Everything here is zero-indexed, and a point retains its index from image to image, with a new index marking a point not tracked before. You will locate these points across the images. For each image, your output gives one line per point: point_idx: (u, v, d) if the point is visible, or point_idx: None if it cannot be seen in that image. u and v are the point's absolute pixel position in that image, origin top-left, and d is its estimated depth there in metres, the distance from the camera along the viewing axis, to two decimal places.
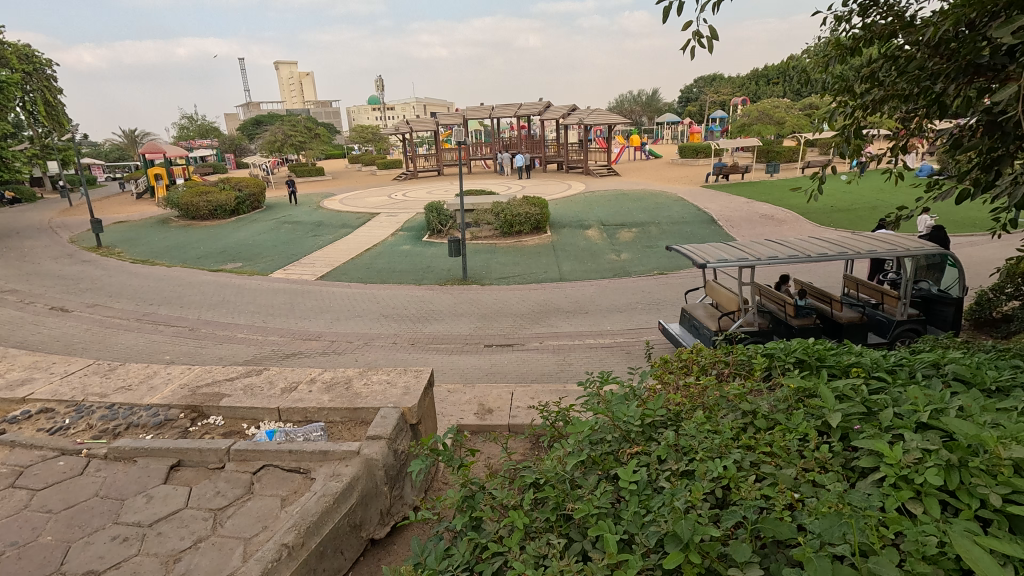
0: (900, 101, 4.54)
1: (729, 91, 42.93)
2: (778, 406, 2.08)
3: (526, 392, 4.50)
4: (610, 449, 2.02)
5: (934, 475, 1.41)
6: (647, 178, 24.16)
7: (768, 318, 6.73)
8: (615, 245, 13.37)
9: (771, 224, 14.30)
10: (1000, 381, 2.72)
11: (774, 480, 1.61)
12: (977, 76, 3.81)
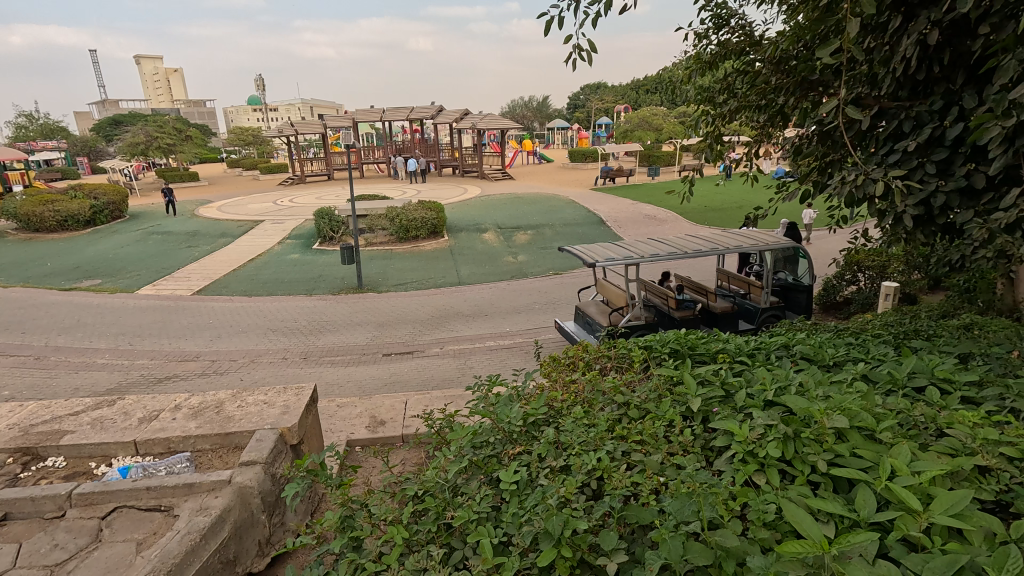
0: (751, 111, 5.07)
1: (612, 98, 45.47)
2: (649, 395, 2.21)
3: (420, 401, 4.41)
4: (494, 451, 2.04)
5: (773, 448, 1.57)
6: (541, 181, 24.89)
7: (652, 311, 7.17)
8: (511, 247, 13.59)
9: (654, 223, 15.31)
10: (837, 357, 3.11)
11: (641, 467, 1.71)
12: (810, 91, 4.38)
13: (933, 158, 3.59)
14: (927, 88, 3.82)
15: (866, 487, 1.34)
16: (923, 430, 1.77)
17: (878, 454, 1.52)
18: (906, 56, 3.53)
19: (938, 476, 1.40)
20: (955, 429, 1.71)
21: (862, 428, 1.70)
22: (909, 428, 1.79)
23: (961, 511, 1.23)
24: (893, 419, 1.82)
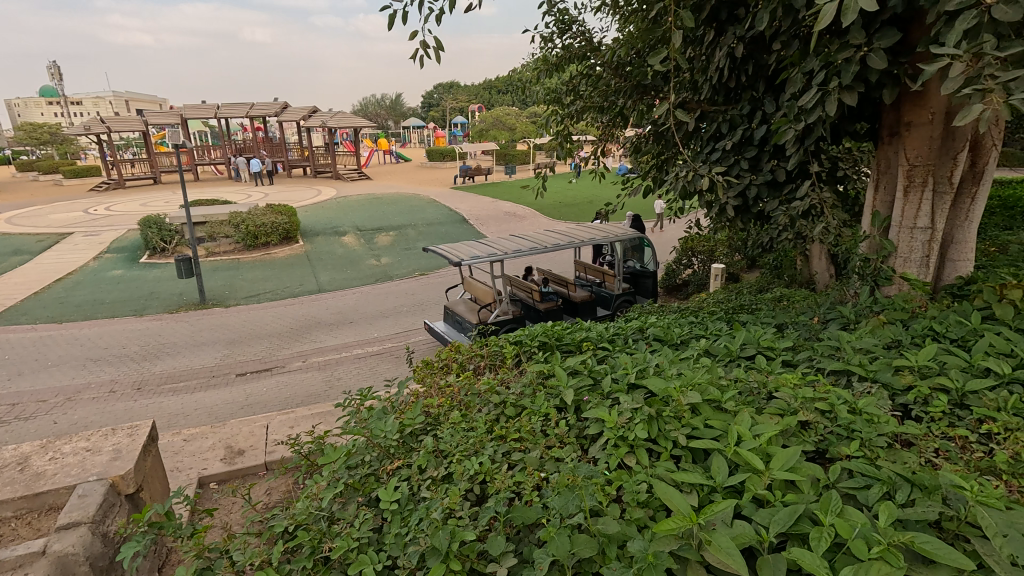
0: (596, 112, 5.43)
1: (466, 97, 45.95)
2: (524, 391, 2.25)
3: (284, 422, 4.06)
4: (370, 470, 1.93)
5: (640, 429, 1.68)
6: (400, 181, 24.39)
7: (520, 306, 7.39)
8: (374, 249, 13.13)
9: (514, 220, 15.77)
10: (683, 336, 3.45)
11: (522, 465, 1.72)
12: (645, 95, 4.81)
13: (746, 156, 4.14)
14: (737, 94, 4.40)
15: (720, 455, 1.49)
16: (758, 395, 2.02)
17: (726, 423, 1.70)
18: (720, 66, 4.02)
19: (773, 436, 1.60)
20: (781, 391, 1.97)
21: (711, 401, 1.89)
22: (746, 394, 2.03)
23: (793, 465, 1.42)
24: (733, 388, 2.05)
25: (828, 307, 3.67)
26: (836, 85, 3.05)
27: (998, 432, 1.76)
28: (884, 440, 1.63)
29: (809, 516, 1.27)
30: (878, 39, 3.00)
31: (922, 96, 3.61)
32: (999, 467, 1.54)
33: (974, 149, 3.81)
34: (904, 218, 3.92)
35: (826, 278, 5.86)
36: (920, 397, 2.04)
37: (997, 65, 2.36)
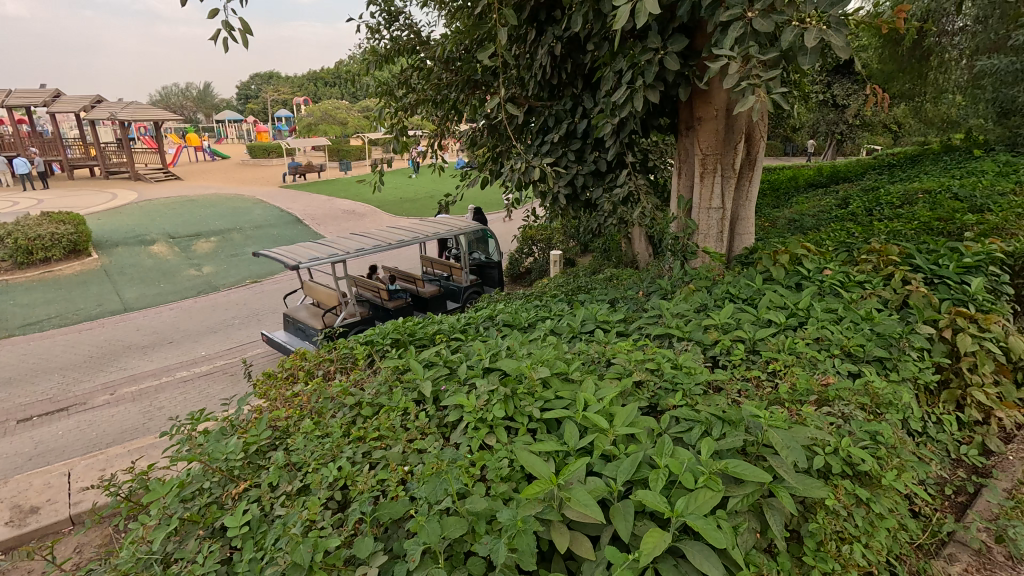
0: (429, 106, 5.42)
1: (288, 89, 42.67)
2: (380, 389, 2.19)
3: (91, 467, 3.44)
4: (212, 498, 1.73)
5: (497, 409, 1.74)
6: (218, 180, 21.90)
7: (367, 306, 7.14)
8: (191, 258, 11.64)
9: (353, 218, 15.13)
10: (530, 319, 3.63)
11: (384, 463, 1.68)
12: (477, 89, 4.93)
13: (573, 147, 4.47)
14: (561, 91, 4.72)
15: (571, 421, 1.61)
16: (599, 363, 2.22)
17: (573, 392, 1.83)
18: (543, 63, 4.28)
19: (613, 398, 1.76)
20: (617, 357, 2.19)
21: (559, 374, 2.03)
22: (589, 364, 2.22)
23: (632, 420, 1.58)
24: (577, 360, 2.23)
25: (650, 281, 4.13)
26: (642, 83, 3.42)
27: (779, 369, 2.16)
28: (699, 388, 1.90)
29: (648, 461, 1.43)
30: (671, 45, 3.44)
31: (708, 95, 4.21)
32: (782, 396, 1.90)
33: (748, 140, 4.56)
34: (702, 199, 4.56)
35: (647, 257, 6.59)
36: (724, 349, 2.41)
37: (758, 67, 2.84)
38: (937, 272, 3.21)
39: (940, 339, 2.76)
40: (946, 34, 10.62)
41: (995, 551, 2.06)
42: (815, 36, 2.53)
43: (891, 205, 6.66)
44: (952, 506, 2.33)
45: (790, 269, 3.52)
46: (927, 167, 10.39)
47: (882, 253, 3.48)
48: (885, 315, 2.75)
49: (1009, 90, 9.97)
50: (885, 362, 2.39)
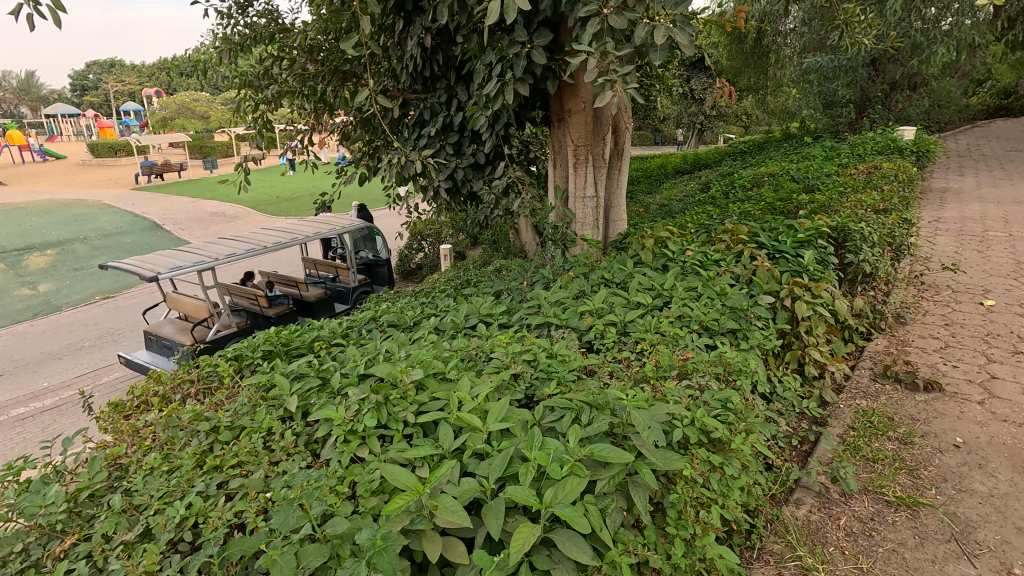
0: (295, 98, 5.06)
1: (134, 78, 37.99)
2: (242, 410, 2.00)
3: None
4: (29, 562, 1.47)
5: (368, 418, 1.65)
6: (53, 184, 19.04)
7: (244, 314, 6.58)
8: (21, 275, 10.00)
9: (222, 220, 13.86)
10: (415, 318, 3.54)
11: (242, 492, 1.53)
12: (346, 81, 4.68)
13: (449, 141, 4.43)
14: (434, 83, 4.63)
15: (444, 423, 1.57)
16: (479, 359, 2.20)
17: (449, 391, 1.79)
18: (413, 55, 4.16)
19: (488, 394, 1.75)
20: (496, 351, 2.18)
21: (436, 373, 1.98)
22: (469, 360, 2.20)
23: (505, 415, 1.58)
24: (456, 357, 2.20)
25: (534, 271, 4.18)
26: (511, 76, 3.43)
27: (646, 348, 2.29)
28: (572, 374, 1.95)
29: (520, 455, 1.43)
30: (536, 39, 3.48)
31: (576, 88, 4.35)
32: (648, 374, 2.01)
33: (615, 131, 4.79)
34: (577, 188, 4.72)
35: (533, 247, 6.70)
36: (598, 333, 2.51)
37: (616, 62, 2.95)
38: (777, 248, 3.59)
39: (782, 307, 3.09)
40: (780, 34, 11.95)
41: (831, 490, 2.35)
42: (664, 33, 2.68)
43: (743, 188, 7.38)
44: (797, 455, 2.63)
45: (657, 252, 3.76)
46: (772, 153, 11.67)
47: (734, 233, 3.83)
48: (736, 289, 3.02)
49: (831, 84, 11.46)
50: (738, 333, 2.64)
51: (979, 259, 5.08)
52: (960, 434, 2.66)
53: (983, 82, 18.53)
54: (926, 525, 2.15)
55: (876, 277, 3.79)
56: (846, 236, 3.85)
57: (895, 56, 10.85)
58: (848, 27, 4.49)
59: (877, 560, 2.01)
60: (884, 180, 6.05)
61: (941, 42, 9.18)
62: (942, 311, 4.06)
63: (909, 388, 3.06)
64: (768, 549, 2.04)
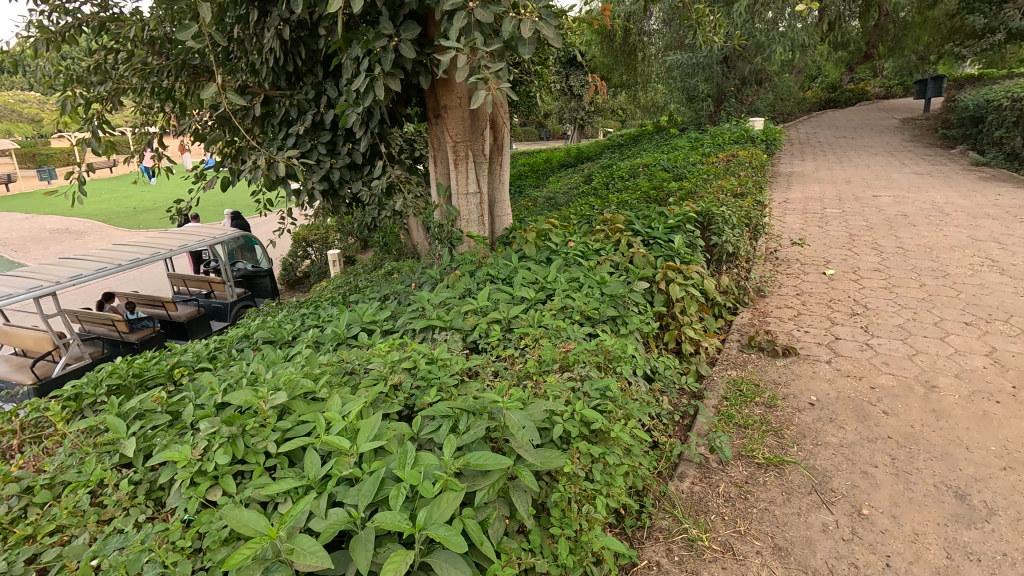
0: (136, 95, 4.45)
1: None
2: (69, 462, 1.69)
3: None
4: None
5: (219, 456, 1.45)
6: None
7: (100, 342, 5.78)
8: None
9: (65, 238, 12.08)
10: (294, 331, 3.25)
11: (60, 564, 1.29)
12: (197, 76, 4.20)
13: (320, 140, 4.12)
14: (299, 79, 4.30)
15: (308, 449, 1.42)
16: (355, 372, 2.05)
17: (317, 412, 1.63)
18: (271, 48, 3.80)
19: (361, 410, 1.61)
20: (374, 362, 2.04)
21: (305, 393, 1.80)
22: (345, 375, 2.04)
23: (378, 432, 1.46)
24: (331, 373, 2.02)
25: (421, 271, 4.03)
26: (379, 71, 3.22)
27: (529, 343, 2.27)
28: (453, 379, 1.87)
29: (392, 475, 1.33)
30: (403, 32, 3.29)
31: (449, 84, 4.26)
32: (530, 370, 1.99)
33: (493, 127, 4.77)
34: (460, 185, 4.64)
35: (424, 246, 6.51)
36: (483, 331, 2.45)
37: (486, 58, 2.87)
38: (651, 234, 3.77)
39: (658, 291, 3.24)
40: (645, 33, 12.72)
41: (711, 459, 2.49)
42: (530, 28, 2.65)
43: (621, 178, 7.74)
44: (680, 430, 2.76)
45: (540, 245, 3.79)
46: (645, 145, 12.41)
47: (612, 222, 3.96)
48: (615, 277, 3.11)
49: (692, 80, 12.42)
50: (618, 319, 2.71)
51: (821, 233, 5.74)
52: (814, 392, 2.95)
53: (814, 79, 21.08)
54: (791, 481, 2.35)
55: (738, 256, 4.11)
56: (711, 220, 4.14)
57: (743, 55, 11.98)
58: (700, 26, 4.81)
59: (752, 521, 2.15)
60: (741, 167, 6.63)
61: (778, 42, 10.26)
62: (794, 283, 4.52)
63: (770, 355, 3.34)
64: (657, 526, 2.11)
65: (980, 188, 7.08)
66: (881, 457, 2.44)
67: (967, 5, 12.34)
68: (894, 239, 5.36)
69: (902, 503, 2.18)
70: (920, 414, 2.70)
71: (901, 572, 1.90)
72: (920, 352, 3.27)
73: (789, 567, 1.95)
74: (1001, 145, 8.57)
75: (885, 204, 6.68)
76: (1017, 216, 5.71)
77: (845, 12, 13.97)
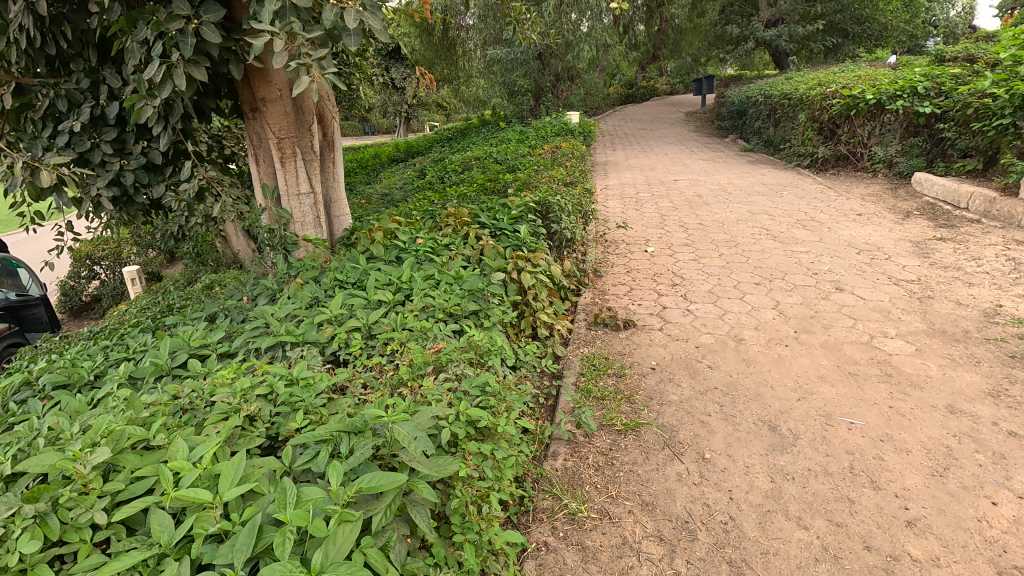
0: None
1: None
2: None
3: None
4: None
5: (24, 543, 1.12)
6: None
7: None
8: None
9: None
10: (96, 368, 2.67)
11: None
12: None
13: (105, 138, 3.43)
14: (65, 63, 3.51)
15: (155, 511, 1.18)
16: (196, 408, 1.76)
17: (158, 464, 1.36)
18: (21, 25, 3.02)
19: (215, 453, 1.39)
20: (218, 394, 1.77)
21: (135, 443, 1.49)
22: (184, 413, 1.73)
23: (244, 474, 1.28)
24: (165, 413, 1.71)
25: (252, 282, 3.60)
26: (178, 58, 2.74)
27: (396, 349, 2.19)
28: (320, 400, 1.71)
29: (271, 519, 1.18)
30: (204, 13, 2.83)
31: (266, 73, 3.83)
32: (403, 377, 1.94)
33: (320, 121, 4.45)
34: (290, 185, 4.25)
35: (249, 254, 5.84)
36: (342, 342, 2.30)
37: (308, 45, 2.54)
38: (497, 225, 3.85)
39: (512, 280, 3.33)
40: (462, 28, 12.89)
41: (577, 434, 2.64)
42: (354, 18, 2.44)
43: (455, 172, 7.79)
44: (546, 411, 2.87)
45: (387, 244, 3.63)
46: (473, 138, 12.64)
47: (458, 216, 3.95)
48: (469, 271, 3.11)
49: (511, 75, 12.94)
50: (480, 313, 2.74)
51: (638, 215, 6.41)
52: (653, 358, 3.30)
53: (615, 76, 23.33)
54: (647, 441, 2.59)
55: (575, 241, 4.40)
56: (549, 209, 4.36)
57: (555, 52, 12.80)
58: (519, 23, 4.98)
59: (620, 483, 2.33)
60: (565, 158, 7.11)
61: (585, 41, 11.22)
62: (624, 262, 4.98)
63: (614, 329, 3.65)
64: (540, 507, 2.19)
65: (751, 170, 8.52)
66: (712, 406, 2.81)
67: (725, 16, 14.70)
68: (694, 217, 6.21)
69: (733, 442, 2.53)
70: (736, 363, 3.17)
71: (742, 501, 2.20)
72: (728, 311, 3.84)
73: (657, 518, 2.14)
74: (760, 134, 10.39)
75: (684, 186, 7.70)
76: (778, 192, 6.99)
77: (635, 17, 15.70)
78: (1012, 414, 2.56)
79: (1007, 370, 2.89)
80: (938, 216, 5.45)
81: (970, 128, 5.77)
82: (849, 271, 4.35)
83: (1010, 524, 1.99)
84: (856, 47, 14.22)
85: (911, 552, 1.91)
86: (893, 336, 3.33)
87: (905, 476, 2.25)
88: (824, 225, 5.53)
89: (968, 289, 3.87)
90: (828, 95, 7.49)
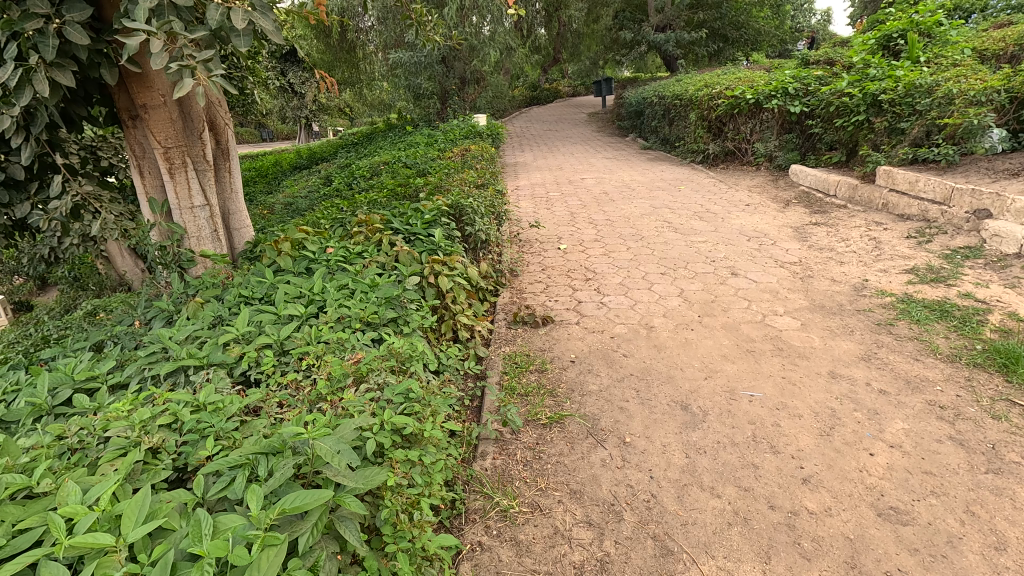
0: None
1: None
2: None
3: None
4: None
5: None
6: None
7: None
8: None
9: None
10: None
11: None
12: None
13: None
14: None
15: (44, 562, 1.06)
16: (89, 447, 1.60)
17: (45, 512, 1.23)
18: None
19: (112, 493, 1.27)
20: (113, 428, 1.61)
21: (14, 493, 1.33)
22: (72, 454, 1.58)
23: (150, 510, 1.19)
24: (50, 456, 1.54)
25: (144, 304, 3.30)
26: (36, 61, 2.43)
27: (312, 363, 2.12)
28: (231, 424, 1.62)
29: (184, 554, 1.12)
30: (68, 11, 2.54)
31: (146, 77, 3.52)
32: (321, 393, 1.89)
33: (212, 128, 4.17)
34: (180, 198, 3.93)
35: (138, 274, 5.36)
36: (252, 361, 2.18)
37: (191, 48, 2.36)
38: (411, 230, 3.80)
39: (429, 285, 3.30)
40: (361, 30, 12.54)
41: (504, 432, 2.68)
42: (243, 18, 2.27)
43: (364, 177, 7.58)
44: (472, 412, 2.89)
45: (296, 255, 3.48)
46: (380, 142, 12.38)
47: (369, 223, 3.85)
48: (384, 278, 3.06)
49: (415, 78, 12.77)
50: (398, 320, 2.70)
51: (549, 214, 6.59)
52: (572, 351, 3.41)
53: (520, 79, 23.74)
54: (571, 431, 2.67)
55: (490, 242, 4.46)
56: (461, 212, 4.36)
57: (458, 55, 12.81)
58: (421, 25, 4.89)
59: (549, 475, 2.39)
60: (474, 160, 7.14)
61: (490, 45, 11.34)
62: (538, 260, 5.10)
63: (533, 326, 3.74)
64: (472, 508, 2.20)
65: (650, 166, 9.03)
66: (629, 392, 2.96)
67: (618, 22, 15.49)
68: (601, 213, 6.47)
69: (650, 424, 2.68)
70: (647, 350, 3.36)
71: (661, 479, 2.33)
72: (638, 301, 4.05)
73: (584, 504, 2.22)
74: (656, 133, 11.03)
75: (590, 185, 8.00)
76: (676, 187, 7.45)
77: (534, 22, 16.12)
78: (880, 374, 2.91)
79: (875, 336, 3.29)
80: (812, 204, 6.06)
81: (833, 124, 6.47)
82: (742, 257, 4.73)
83: (885, 470, 2.27)
84: (734, 51, 15.52)
85: (807, 505, 2.13)
86: (781, 314, 3.67)
87: (799, 439, 2.49)
88: (718, 216, 5.98)
89: (841, 267, 4.34)
90: (714, 96, 8.11)
